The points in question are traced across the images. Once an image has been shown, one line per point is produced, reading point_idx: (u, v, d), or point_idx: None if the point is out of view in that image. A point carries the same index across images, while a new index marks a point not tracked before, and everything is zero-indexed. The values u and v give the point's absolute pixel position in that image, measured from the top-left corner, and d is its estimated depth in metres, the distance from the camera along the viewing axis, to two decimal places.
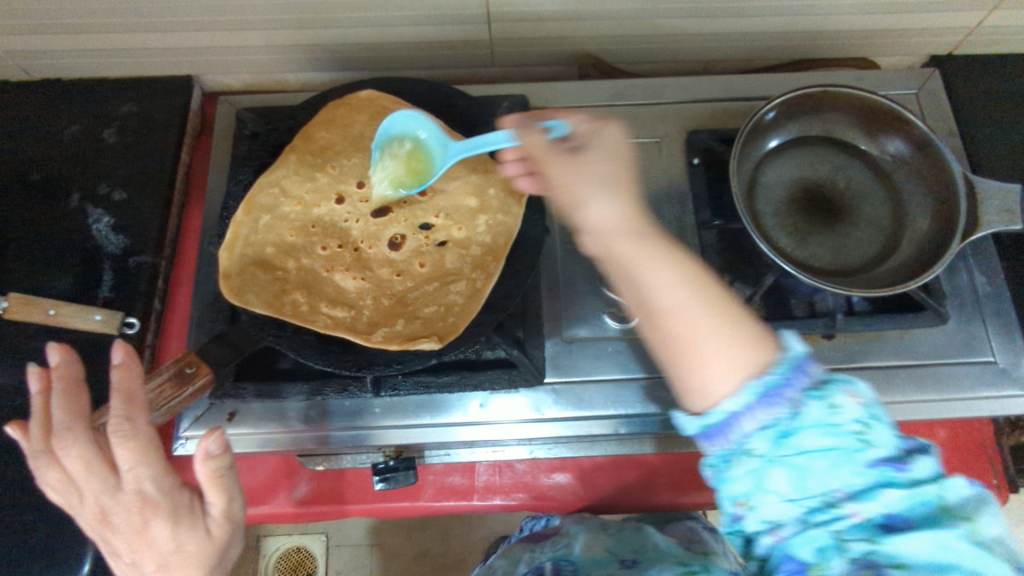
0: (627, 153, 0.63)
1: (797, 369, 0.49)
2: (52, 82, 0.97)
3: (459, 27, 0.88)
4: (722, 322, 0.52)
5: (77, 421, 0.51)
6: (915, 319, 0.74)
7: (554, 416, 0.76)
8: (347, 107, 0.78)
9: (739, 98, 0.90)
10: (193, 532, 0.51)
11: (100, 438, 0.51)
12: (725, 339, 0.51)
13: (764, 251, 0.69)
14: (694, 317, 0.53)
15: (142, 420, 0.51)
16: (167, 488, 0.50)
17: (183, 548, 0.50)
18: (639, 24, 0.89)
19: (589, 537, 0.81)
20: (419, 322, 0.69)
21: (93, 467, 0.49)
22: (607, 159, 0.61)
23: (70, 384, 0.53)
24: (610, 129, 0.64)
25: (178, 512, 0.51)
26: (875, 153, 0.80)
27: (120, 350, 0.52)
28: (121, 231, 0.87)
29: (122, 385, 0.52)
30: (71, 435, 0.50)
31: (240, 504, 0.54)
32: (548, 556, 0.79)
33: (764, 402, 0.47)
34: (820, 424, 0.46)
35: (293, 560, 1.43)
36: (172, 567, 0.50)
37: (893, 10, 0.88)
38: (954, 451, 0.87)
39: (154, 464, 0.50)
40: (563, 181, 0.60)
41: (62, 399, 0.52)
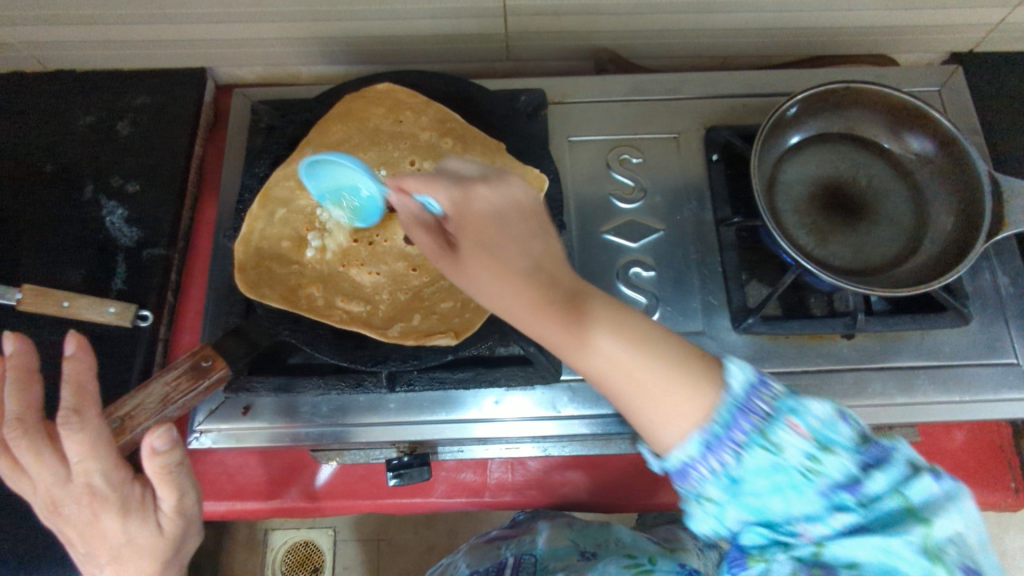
0: (517, 212, 0.53)
1: (740, 413, 0.49)
2: (66, 73, 0.97)
3: (475, 20, 0.87)
4: (664, 369, 0.50)
5: (29, 412, 0.54)
6: (937, 320, 0.73)
7: (570, 414, 0.76)
8: (364, 100, 0.77)
9: (758, 94, 0.89)
10: (145, 526, 0.54)
11: (51, 430, 0.54)
12: (671, 389, 0.50)
13: (785, 250, 0.68)
14: (634, 372, 0.51)
15: (91, 414, 0.54)
16: (117, 483, 0.53)
17: (134, 541, 0.53)
18: (657, 19, 0.88)
19: (554, 532, 0.87)
20: (435, 317, 0.69)
21: (45, 460, 0.52)
22: (484, 237, 0.52)
23: (24, 374, 0.55)
24: (487, 185, 0.54)
25: (127, 506, 0.53)
26: (897, 151, 0.79)
27: (72, 343, 0.56)
28: (135, 224, 0.87)
29: (72, 376, 0.55)
30: (21, 428, 0.53)
31: (192, 497, 0.57)
32: (511, 552, 0.85)
33: (712, 454, 0.49)
34: (765, 468, 0.48)
35: (301, 554, 1.42)
36: (124, 559, 0.53)
37: (916, 6, 0.87)
38: (972, 454, 0.86)
39: (103, 459, 0.53)
40: (465, 284, 0.53)
41: (17, 391, 0.55)
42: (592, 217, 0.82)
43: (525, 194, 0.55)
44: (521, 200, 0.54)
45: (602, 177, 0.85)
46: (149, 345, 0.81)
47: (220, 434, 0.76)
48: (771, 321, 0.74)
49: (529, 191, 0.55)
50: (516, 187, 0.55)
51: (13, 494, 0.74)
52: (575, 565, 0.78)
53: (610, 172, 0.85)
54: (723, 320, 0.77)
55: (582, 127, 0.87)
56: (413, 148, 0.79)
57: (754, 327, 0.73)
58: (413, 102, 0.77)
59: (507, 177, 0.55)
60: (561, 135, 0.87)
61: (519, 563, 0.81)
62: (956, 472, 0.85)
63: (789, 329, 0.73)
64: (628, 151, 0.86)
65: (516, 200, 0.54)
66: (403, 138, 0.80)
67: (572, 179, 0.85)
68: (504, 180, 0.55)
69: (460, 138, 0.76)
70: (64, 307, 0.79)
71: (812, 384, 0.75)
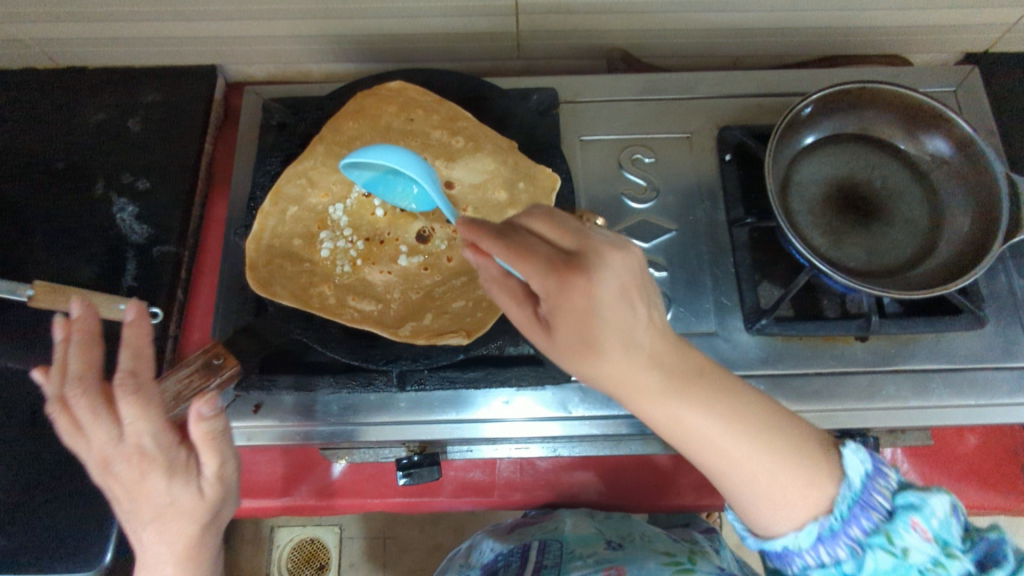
0: (622, 297, 0.48)
1: (860, 507, 0.52)
2: (77, 69, 0.97)
3: (487, 18, 0.87)
4: (788, 464, 0.52)
5: (86, 372, 0.54)
6: (951, 322, 0.72)
7: (581, 415, 0.75)
8: (375, 98, 0.76)
9: (772, 94, 0.89)
10: (188, 488, 0.52)
11: (109, 389, 0.54)
12: (795, 481, 0.52)
13: (799, 251, 0.68)
14: (759, 464, 0.52)
15: (147, 379, 0.54)
16: (165, 444, 0.52)
17: (177, 503, 0.52)
18: (670, 18, 0.88)
19: (576, 517, 0.88)
20: (447, 316, 0.69)
21: (100, 416, 0.52)
22: (587, 328, 0.47)
23: (88, 336, 0.56)
24: (589, 267, 0.47)
25: (173, 467, 0.52)
26: (913, 152, 0.79)
27: (133, 308, 0.57)
28: (145, 220, 0.87)
29: (131, 340, 0.56)
30: (81, 384, 0.53)
31: (234, 466, 0.56)
32: (536, 536, 0.87)
33: (827, 545, 0.52)
34: (885, 567, 0.50)
35: (307, 552, 1.43)
36: (168, 519, 0.52)
37: (931, 5, 0.86)
38: (985, 458, 0.86)
39: (154, 421, 0.52)
40: (557, 355, 0.51)
41: (79, 350, 0.55)
42: (605, 217, 0.82)
43: (629, 272, 0.48)
44: (626, 282, 0.48)
45: (614, 176, 0.84)
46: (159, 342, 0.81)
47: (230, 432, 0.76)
48: (784, 321, 0.74)
49: (631, 264, 0.49)
50: (622, 266, 0.48)
51: (23, 488, 0.74)
52: (602, 553, 0.81)
53: (622, 172, 0.84)
54: (735, 321, 0.77)
55: (595, 127, 0.87)
56: (425, 146, 0.79)
57: (768, 328, 0.73)
58: (425, 100, 0.77)
59: (610, 254, 0.48)
60: (574, 134, 0.87)
61: (546, 548, 0.84)
62: (969, 476, 0.85)
63: (802, 330, 0.72)
64: (640, 151, 0.86)
65: (623, 282, 0.48)
66: (415, 136, 0.79)
67: (584, 179, 0.84)
68: (606, 259, 0.48)
69: (471, 137, 0.76)
70: (74, 304, 0.76)
71: (825, 386, 0.74)
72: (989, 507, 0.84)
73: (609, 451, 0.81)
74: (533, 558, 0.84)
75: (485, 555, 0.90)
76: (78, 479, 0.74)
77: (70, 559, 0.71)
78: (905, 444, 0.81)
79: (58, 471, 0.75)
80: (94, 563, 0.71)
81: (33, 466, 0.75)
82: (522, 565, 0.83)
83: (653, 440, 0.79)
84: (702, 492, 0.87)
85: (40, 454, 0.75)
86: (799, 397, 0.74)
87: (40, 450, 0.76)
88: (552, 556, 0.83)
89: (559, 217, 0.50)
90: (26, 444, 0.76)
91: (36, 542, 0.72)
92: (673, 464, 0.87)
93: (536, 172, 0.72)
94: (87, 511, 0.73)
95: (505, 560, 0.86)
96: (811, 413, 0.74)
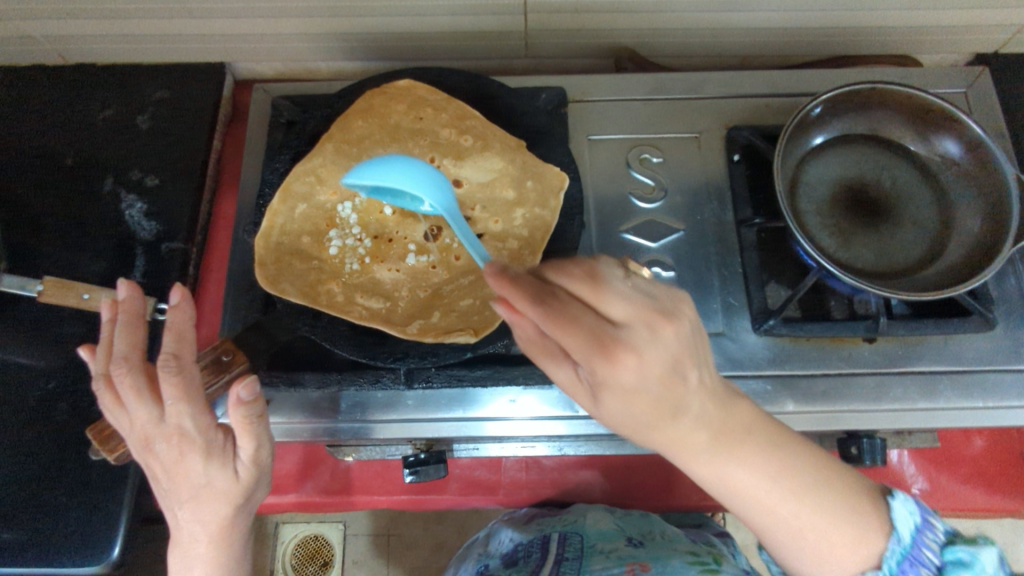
0: (673, 372, 0.47)
1: (910, 562, 0.54)
2: (86, 67, 0.97)
3: (495, 17, 0.87)
4: (837, 520, 0.55)
5: (132, 353, 0.56)
6: (960, 325, 0.72)
7: (588, 415, 0.75)
8: (384, 97, 0.76)
9: (781, 94, 0.89)
10: (224, 470, 0.55)
11: (151, 370, 0.56)
12: (844, 538, 0.55)
13: (807, 251, 0.67)
14: (809, 522, 0.55)
15: (188, 361, 0.55)
16: (204, 426, 0.54)
17: (212, 483, 0.54)
18: (678, 18, 0.88)
19: (596, 512, 0.88)
20: (455, 315, 0.69)
21: (143, 396, 0.53)
22: (634, 402, 0.48)
23: (133, 317, 0.58)
24: (639, 343, 0.45)
25: (210, 449, 0.54)
26: (923, 153, 0.78)
27: (178, 293, 0.57)
28: (154, 217, 0.88)
29: (174, 324, 0.56)
30: (126, 364, 0.55)
31: (268, 451, 0.58)
32: (557, 528, 0.86)
33: None
34: None
35: (310, 548, 1.43)
36: (202, 500, 0.54)
37: (941, 6, 0.85)
38: (993, 460, 0.85)
39: (194, 402, 0.53)
40: (608, 415, 0.52)
41: (124, 332, 0.57)
42: (612, 216, 0.82)
43: (681, 343, 0.47)
44: (677, 353, 0.47)
45: (622, 176, 0.84)
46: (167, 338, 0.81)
47: None
48: (792, 322, 0.73)
49: (682, 332, 0.47)
50: (674, 340, 0.46)
51: (32, 482, 0.74)
52: (623, 549, 0.79)
53: (630, 172, 0.84)
54: (743, 321, 0.77)
55: (602, 126, 0.87)
56: (434, 144, 0.79)
57: (775, 329, 0.73)
58: (434, 98, 0.77)
59: (661, 326, 0.46)
60: (582, 133, 0.87)
61: (566, 541, 0.83)
62: (975, 479, 0.85)
63: (809, 332, 0.72)
64: (648, 150, 0.85)
65: (674, 357, 0.47)
66: (424, 135, 0.79)
67: (592, 178, 0.84)
68: (656, 333, 0.46)
69: (480, 135, 0.76)
70: (85, 299, 0.75)
71: (832, 387, 0.74)
72: (996, 510, 0.84)
73: (615, 450, 0.81)
74: (553, 549, 0.82)
75: (505, 545, 0.88)
76: (86, 474, 0.75)
77: (79, 553, 0.72)
78: (912, 446, 0.81)
79: (66, 466, 0.75)
80: (102, 556, 0.72)
81: (42, 461, 0.75)
82: (541, 555, 0.82)
83: None
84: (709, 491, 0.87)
85: (48, 449, 0.76)
86: (806, 398, 0.74)
87: (48, 445, 0.76)
88: (572, 549, 0.81)
89: (607, 279, 0.47)
90: (34, 439, 0.76)
91: (45, 536, 0.72)
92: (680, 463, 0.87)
93: (544, 170, 0.72)
94: (95, 506, 0.74)
95: (525, 550, 0.84)
96: (818, 414, 0.74)
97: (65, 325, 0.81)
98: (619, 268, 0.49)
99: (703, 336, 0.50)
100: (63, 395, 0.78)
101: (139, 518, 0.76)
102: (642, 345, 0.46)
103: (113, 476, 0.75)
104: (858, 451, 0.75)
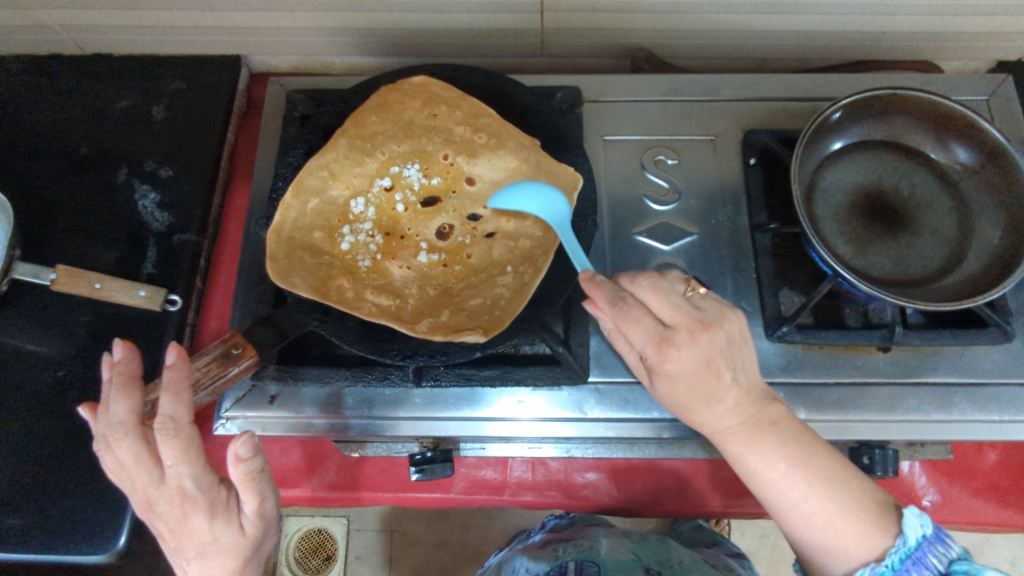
0: (706, 367, 0.55)
1: (914, 563, 0.52)
2: (103, 57, 0.97)
3: (512, 15, 0.86)
4: (842, 508, 0.55)
5: (129, 417, 0.55)
6: (977, 336, 0.70)
7: (596, 416, 0.75)
8: (399, 93, 0.75)
9: (798, 98, 0.88)
10: (229, 526, 0.54)
11: (149, 431, 0.55)
12: (848, 525, 0.54)
13: (824, 258, 0.66)
14: (818, 505, 0.55)
15: (185, 421, 0.54)
16: (205, 485, 0.54)
17: (219, 540, 0.54)
18: (696, 19, 0.87)
19: (613, 540, 0.89)
20: (465, 314, 0.69)
21: (141, 460, 0.54)
22: (676, 388, 0.57)
23: (128, 378, 0.57)
24: (680, 342, 0.54)
25: (214, 506, 0.54)
26: (944, 161, 0.77)
27: (174, 352, 0.57)
28: (166, 208, 0.88)
29: (171, 384, 0.56)
30: (123, 429, 0.55)
31: (274, 502, 0.57)
32: (572, 556, 0.84)
33: None
34: None
35: (314, 542, 1.43)
36: (210, 556, 0.54)
37: (964, 12, 0.84)
38: (1006, 475, 0.84)
39: (193, 462, 0.53)
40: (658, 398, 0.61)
41: (119, 396, 0.56)
42: (625, 218, 0.82)
43: (716, 347, 0.55)
44: (710, 355, 0.55)
45: (636, 176, 0.84)
46: (177, 329, 0.82)
47: (246, 421, 0.77)
48: (805, 329, 0.73)
49: (716, 339, 0.55)
50: (709, 345, 0.54)
51: (41, 470, 0.74)
52: None
53: (644, 174, 0.84)
54: (756, 327, 0.76)
55: (618, 127, 0.86)
56: (447, 141, 0.78)
57: (789, 335, 0.72)
58: (447, 95, 0.75)
59: (699, 333, 0.54)
60: (595, 134, 0.86)
61: (581, 568, 0.81)
62: (987, 492, 0.84)
63: (823, 339, 0.72)
64: (662, 152, 0.85)
65: (709, 355, 0.55)
66: (437, 132, 0.78)
67: (606, 179, 0.84)
68: (695, 338, 0.54)
69: (494, 134, 0.75)
70: (96, 289, 0.78)
71: (845, 396, 0.73)
72: (1008, 525, 0.83)
73: (622, 453, 0.81)
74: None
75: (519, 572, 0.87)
76: (93, 462, 0.75)
77: (85, 541, 0.72)
78: (923, 458, 0.79)
79: (76, 455, 0.75)
80: (109, 545, 0.72)
81: (51, 449, 0.75)
82: None
83: (667, 444, 0.79)
84: (719, 498, 0.86)
85: (59, 437, 0.76)
86: (818, 406, 0.73)
87: (59, 433, 0.76)
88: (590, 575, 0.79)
89: (666, 290, 0.56)
90: (45, 426, 0.76)
91: (52, 524, 0.72)
92: (691, 470, 0.87)
93: (558, 170, 0.71)
94: (103, 494, 0.74)
95: None
96: (830, 423, 0.73)
97: (77, 315, 0.82)
98: (681, 284, 0.58)
99: (746, 344, 0.57)
100: (73, 384, 0.79)
101: None
102: (686, 345, 0.54)
103: None
104: (870, 462, 0.73)
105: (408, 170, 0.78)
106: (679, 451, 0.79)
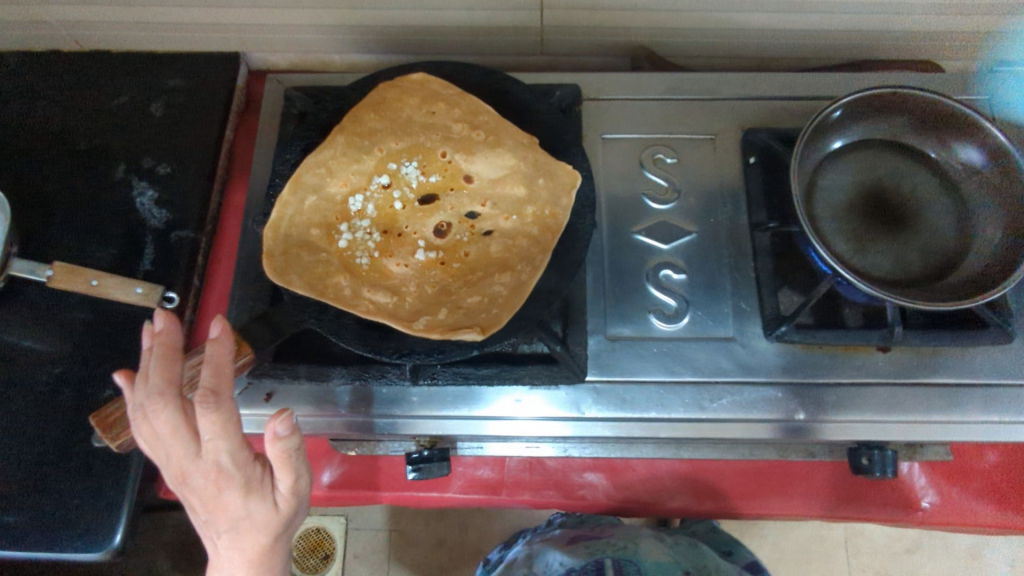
0: None
1: None
2: (101, 53, 0.97)
3: (512, 12, 0.86)
4: None
5: (168, 388, 0.52)
6: (978, 336, 0.70)
7: (594, 416, 0.74)
8: (397, 90, 0.76)
9: (798, 98, 0.87)
10: (264, 503, 0.51)
11: (188, 406, 0.52)
12: None
13: (823, 257, 0.66)
14: None
15: (226, 396, 0.51)
16: (242, 462, 0.50)
17: (252, 517, 0.51)
18: (697, 17, 0.86)
19: (648, 542, 0.91)
20: (462, 313, 0.68)
21: (178, 433, 0.50)
22: None
23: (170, 351, 0.54)
24: None
25: (249, 483, 0.51)
26: (943, 161, 0.77)
27: (218, 326, 0.55)
28: (164, 206, 0.87)
29: (213, 357, 0.52)
30: (162, 400, 0.51)
31: (308, 481, 0.54)
32: (609, 554, 0.86)
33: None
34: None
35: (311, 541, 1.43)
36: (241, 531, 0.51)
37: (967, 11, 0.84)
38: (1005, 477, 0.83)
39: (231, 437, 0.50)
40: None
41: (160, 366, 0.53)
42: (623, 217, 0.81)
43: None
44: None
45: (635, 175, 0.83)
46: None
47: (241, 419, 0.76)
48: (804, 329, 0.72)
49: None
50: None
51: (37, 468, 0.74)
52: None
53: (643, 172, 0.83)
54: (754, 328, 0.76)
55: (617, 126, 0.86)
56: (445, 139, 0.78)
57: (788, 335, 0.72)
58: (447, 93, 0.76)
59: None
60: (595, 132, 0.86)
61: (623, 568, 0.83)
62: (986, 493, 0.83)
63: (823, 339, 0.71)
64: (662, 150, 0.85)
65: None
66: (435, 130, 0.78)
67: (605, 178, 0.84)
68: None
69: (492, 132, 0.75)
70: (92, 286, 0.76)
71: (844, 397, 0.73)
72: (1007, 526, 0.82)
73: (619, 453, 0.80)
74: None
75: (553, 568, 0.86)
76: (88, 460, 0.75)
77: (79, 539, 0.72)
78: (923, 459, 0.79)
79: (71, 452, 0.75)
80: (105, 543, 0.71)
81: (47, 447, 0.75)
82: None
83: (665, 443, 0.79)
84: (718, 497, 0.86)
85: (55, 435, 0.76)
86: (818, 407, 0.73)
87: (56, 430, 0.76)
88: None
89: None
90: (40, 423, 0.76)
91: (46, 521, 0.72)
92: (692, 469, 0.86)
93: (554, 168, 0.71)
94: (99, 491, 0.74)
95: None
96: (830, 423, 0.73)
97: (75, 312, 0.81)
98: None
99: None
100: (69, 382, 0.78)
101: (141, 505, 0.76)
102: None
103: (116, 463, 0.75)
104: (869, 462, 0.73)
105: (406, 167, 0.78)
106: (677, 450, 0.79)
